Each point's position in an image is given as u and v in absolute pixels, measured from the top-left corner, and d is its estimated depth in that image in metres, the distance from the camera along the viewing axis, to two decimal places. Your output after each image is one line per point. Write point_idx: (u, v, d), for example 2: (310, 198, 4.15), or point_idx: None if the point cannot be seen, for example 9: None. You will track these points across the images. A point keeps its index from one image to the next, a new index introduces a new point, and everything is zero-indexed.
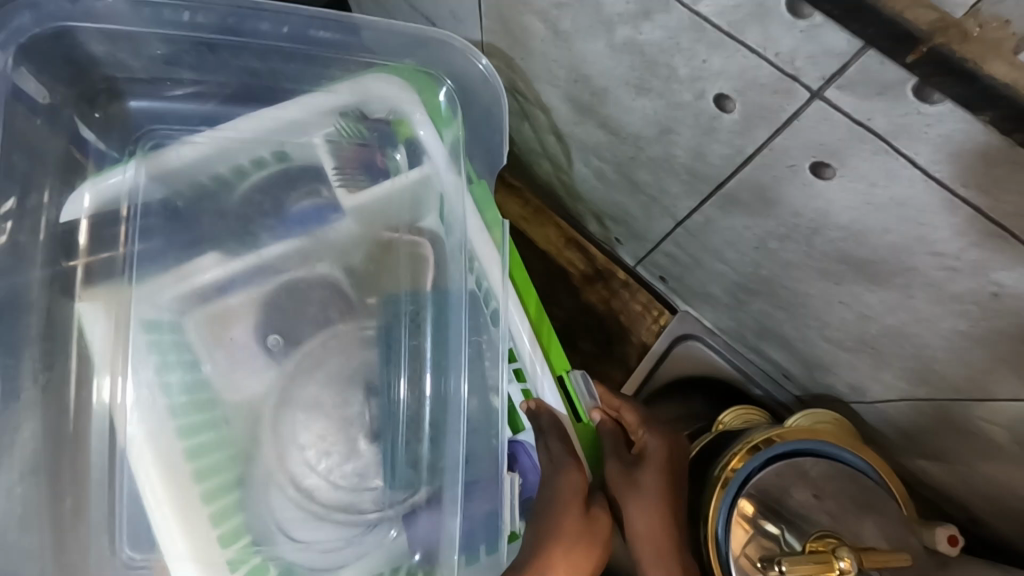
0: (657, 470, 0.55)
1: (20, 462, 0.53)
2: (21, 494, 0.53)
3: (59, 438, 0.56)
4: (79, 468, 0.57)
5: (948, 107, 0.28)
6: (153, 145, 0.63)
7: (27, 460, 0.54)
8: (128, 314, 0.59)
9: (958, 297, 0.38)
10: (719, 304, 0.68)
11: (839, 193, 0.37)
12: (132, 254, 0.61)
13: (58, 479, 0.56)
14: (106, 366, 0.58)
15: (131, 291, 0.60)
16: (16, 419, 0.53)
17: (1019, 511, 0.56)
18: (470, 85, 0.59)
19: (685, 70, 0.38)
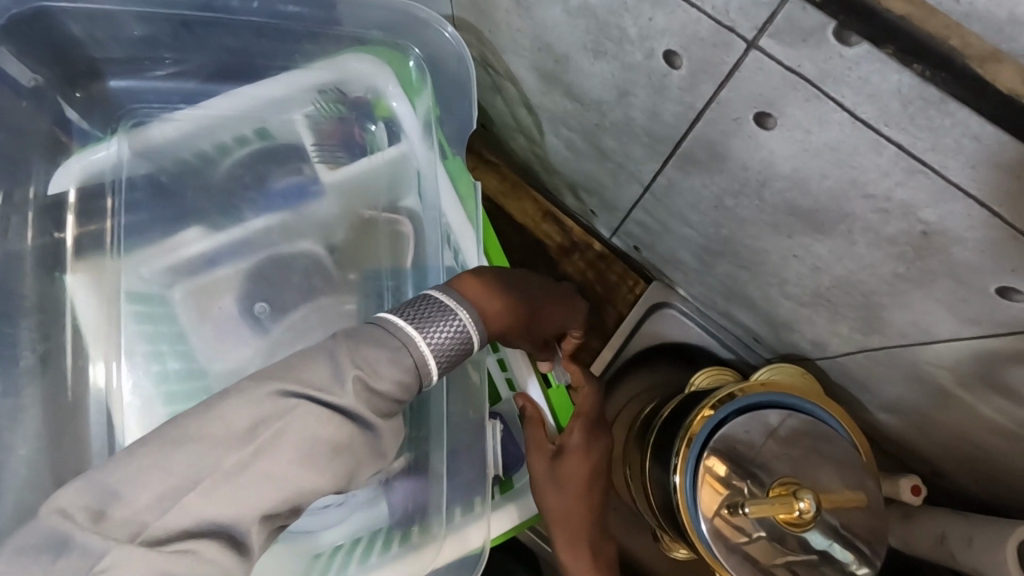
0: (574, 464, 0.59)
1: (35, 426, 0.54)
2: (25, 456, 0.52)
3: (58, 408, 0.57)
4: (78, 431, 0.57)
5: (865, 49, 0.30)
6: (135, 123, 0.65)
7: (35, 427, 0.54)
8: (118, 286, 0.62)
9: (894, 239, 0.40)
10: (689, 270, 0.70)
11: (780, 142, 0.40)
12: (120, 227, 0.64)
13: (59, 441, 0.55)
14: (98, 336, 0.60)
15: (121, 261, 0.63)
16: (19, 384, 0.54)
17: (972, 458, 0.59)
18: (442, 56, 0.61)
19: (634, 29, 0.40)
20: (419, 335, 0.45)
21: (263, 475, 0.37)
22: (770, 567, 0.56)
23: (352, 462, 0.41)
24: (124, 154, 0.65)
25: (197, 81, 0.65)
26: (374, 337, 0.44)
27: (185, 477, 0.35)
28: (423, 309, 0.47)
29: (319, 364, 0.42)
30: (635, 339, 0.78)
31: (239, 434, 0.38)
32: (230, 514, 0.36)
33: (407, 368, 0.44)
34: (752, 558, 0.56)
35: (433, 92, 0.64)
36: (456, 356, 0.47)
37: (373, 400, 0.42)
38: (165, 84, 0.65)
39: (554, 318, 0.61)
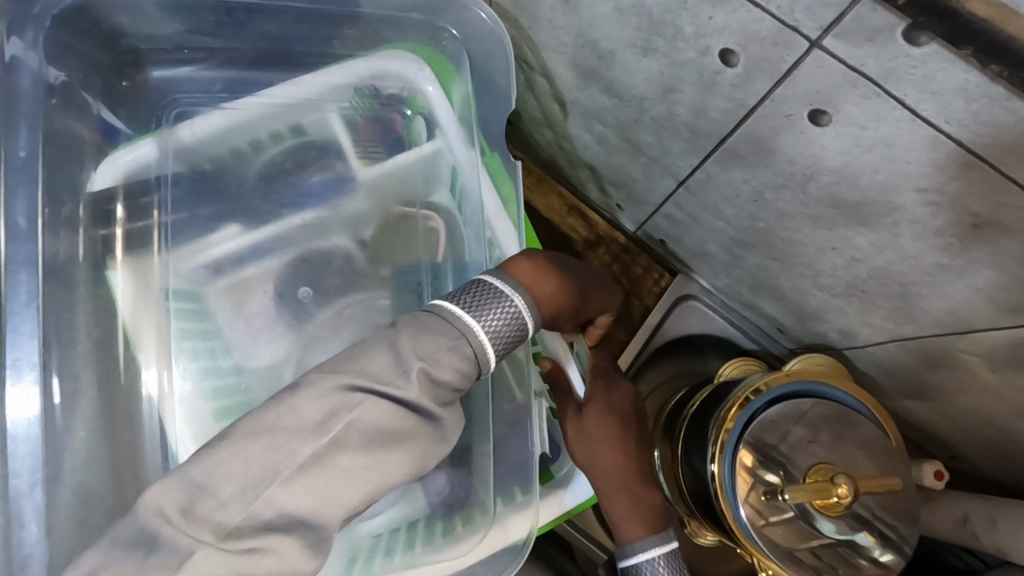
0: (600, 417, 0.61)
1: (86, 408, 0.56)
2: (84, 437, 0.55)
3: (112, 389, 0.59)
4: (131, 416, 0.60)
5: (933, 48, 0.31)
6: (178, 114, 0.66)
7: (90, 408, 0.56)
8: (163, 281, 0.63)
9: (941, 231, 0.42)
10: (717, 263, 0.71)
11: (833, 138, 0.41)
12: (166, 224, 0.65)
13: (114, 427, 0.58)
14: (148, 330, 0.62)
15: (165, 257, 0.64)
16: (75, 368, 0.56)
17: (996, 443, 0.61)
18: (479, 43, 0.61)
19: (690, 28, 0.41)
20: (475, 323, 0.48)
21: (336, 470, 0.41)
22: (792, 551, 0.58)
23: (416, 451, 0.44)
24: (157, 154, 0.64)
25: (237, 67, 0.66)
26: (432, 325, 0.47)
27: (266, 471, 0.40)
28: (477, 294, 0.50)
29: (380, 356, 0.45)
30: (661, 329, 0.79)
31: (312, 426, 0.41)
32: (306, 506, 0.40)
33: (466, 356, 0.46)
34: (776, 541, 0.58)
35: (469, 76, 0.64)
36: (512, 340, 0.49)
37: (434, 390, 0.45)
38: (200, 74, 0.66)
39: (595, 299, 0.62)
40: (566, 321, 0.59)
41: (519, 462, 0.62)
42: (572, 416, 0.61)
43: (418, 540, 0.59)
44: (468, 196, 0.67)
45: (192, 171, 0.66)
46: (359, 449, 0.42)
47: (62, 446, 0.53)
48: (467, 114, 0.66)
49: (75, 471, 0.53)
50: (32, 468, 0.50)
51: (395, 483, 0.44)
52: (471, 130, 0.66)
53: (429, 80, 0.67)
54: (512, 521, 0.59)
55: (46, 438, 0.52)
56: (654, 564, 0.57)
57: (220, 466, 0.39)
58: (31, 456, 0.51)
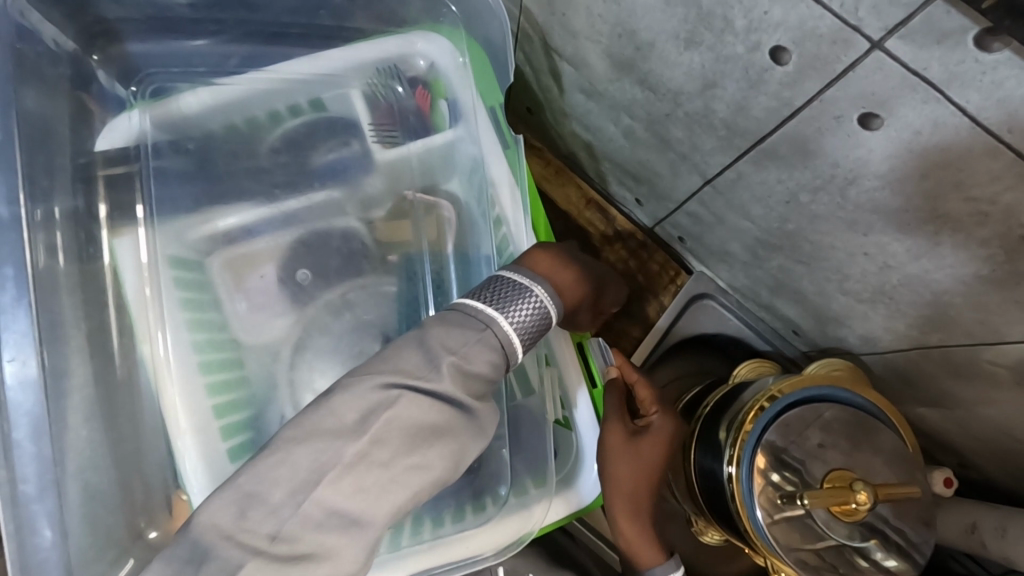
0: (655, 445, 0.60)
1: (82, 405, 0.54)
2: (85, 436, 0.54)
3: (110, 383, 0.59)
4: (133, 412, 0.59)
5: (1005, 55, 0.30)
6: (154, 90, 0.66)
7: (82, 406, 0.54)
8: (157, 250, 0.63)
9: (986, 242, 0.41)
10: (736, 262, 0.71)
11: (883, 142, 0.40)
12: (150, 198, 0.64)
13: (114, 420, 0.58)
14: (145, 318, 0.61)
15: (153, 229, 0.64)
16: (67, 364, 0.54)
17: (1012, 454, 0.61)
18: (478, 12, 0.60)
19: (741, 22, 0.40)
20: (500, 314, 0.49)
21: (378, 462, 0.42)
22: (797, 551, 0.58)
23: (454, 445, 0.46)
24: (152, 124, 0.65)
25: (254, 43, 0.65)
26: (458, 321, 0.48)
27: (312, 472, 0.41)
28: (501, 290, 0.51)
29: (411, 354, 0.46)
30: (674, 330, 0.78)
31: (352, 426, 0.43)
32: (356, 505, 0.41)
33: (494, 347, 0.48)
34: (786, 543, 0.58)
35: (466, 45, 0.64)
36: (538, 331, 0.51)
37: (466, 382, 0.46)
38: (217, 47, 0.65)
39: (612, 290, 0.62)
40: (588, 311, 0.60)
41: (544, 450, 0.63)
42: (621, 419, 0.61)
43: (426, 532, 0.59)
44: (475, 177, 0.66)
45: (174, 143, 0.65)
46: (402, 445, 0.43)
47: (65, 444, 0.51)
48: (467, 91, 0.65)
49: (79, 472, 0.52)
50: (40, 473, 0.48)
51: (436, 479, 0.45)
52: (474, 108, 0.65)
53: (423, 51, 0.66)
54: (529, 512, 0.60)
55: (53, 438, 0.50)
56: None
57: (269, 466, 0.41)
58: (37, 460, 0.48)
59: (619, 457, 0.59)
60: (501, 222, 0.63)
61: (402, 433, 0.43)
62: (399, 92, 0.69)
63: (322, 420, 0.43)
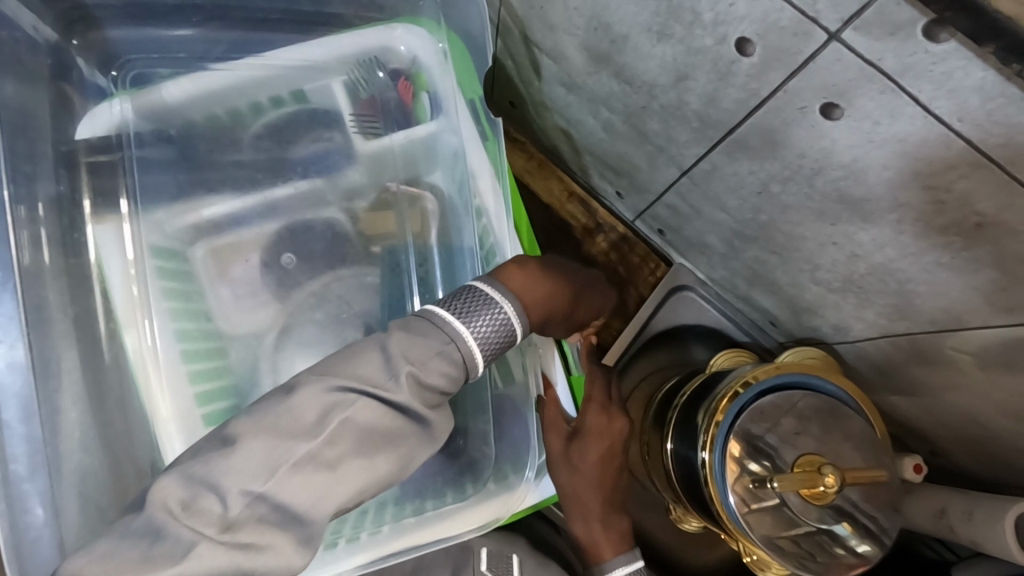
0: (592, 448, 0.60)
1: (72, 389, 0.54)
2: (76, 419, 0.53)
3: (97, 365, 0.59)
4: (121, 395, 0.59)
5: (954, 45, 0.31)
6: (134, 76, 0.66)
7: (75, 389, 0.54)
8: (141, 240, 0.64)
9: (945, 229, 0.42)
10: (715, 254, 0.72)
11: (845, 132, 0.41)
12: (135, 187, 0.65)
13: (103, 405, 0.57)
14: (133, 302, 0.62)
15: (137, 222, 0.64)
16: (55, 350, 0.54)
17: (977, 439, 0.62)
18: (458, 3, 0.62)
19: (709, 14, 0.41)
20: (465, 328, 0.50)
21: (326, 463, 0.43)
22: (771, 537, 0.59)
23: (401, 451, 0.47)
24: (134, 112, 0.65)
25: (239, 30, 0.66)
26: (422, 331, 0.49)
27: (265, 463, 0.42)
28: (468, 301, 0.51)
29: (371, 360, 0.47)
30: (655, 320, 0.79)
31: (309, 426, 0.44)
32: (302, 501, 0.42)
33: (454, 361, 0.49)
34: (758, 529, 0.59)
35: (444, 33, 0.65)
36: (501, 345, 0.51)
37: (421, 393, 0.47)
38: (198, 37, 0.65)
39: (589, 302, 0.63)
40: (561, 327, 0.60)
41: (525, 436, 0.64)
42: (559, 431, 0.60)
43: (409, 509, 0.61)
44: (457, 166, 0.67)
45: (157, 133, 0.66)
46: (352, 446, 0.44)
47: (56, 426, 0.51)
48: (448, 78, 0.66)
49: (72, 453, 0.52)
50: (31, 453, 0.48)
51: (382, 481, 0.46)
52: (455, 97, 0.65)
53: (402, 40, 0.66)
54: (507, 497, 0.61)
55: (45, 418, 0.50)
56: None
57: (239, 449, 0.42)
58: (28, 440, 0.49)
59: (561, 469, 0.60)
60: (482, 209, 0.64)
61: (353, 434, 0.44)
62: (381, 78, 0.69)
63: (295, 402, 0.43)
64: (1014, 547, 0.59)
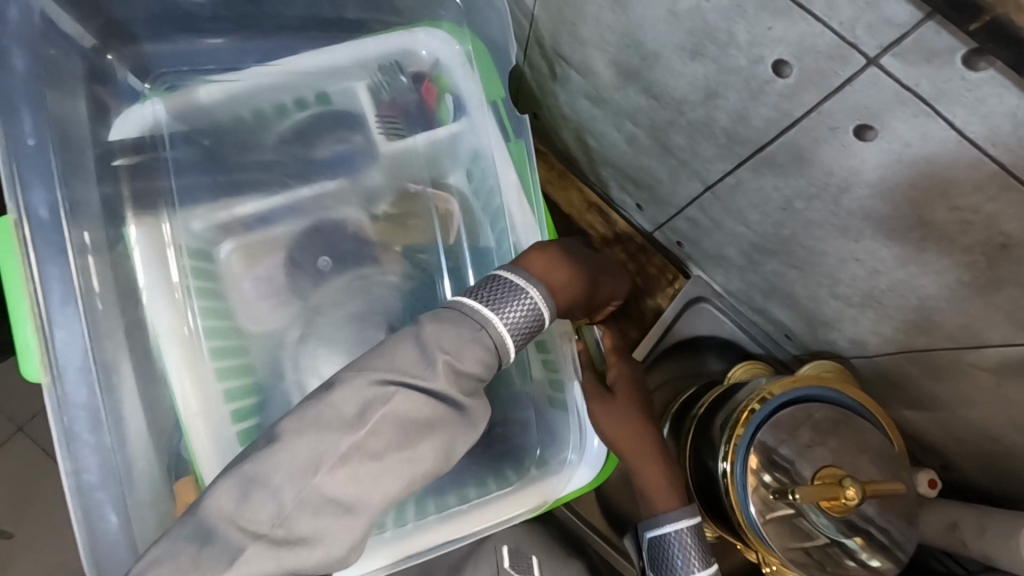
0: (626, 393, 0.63)
1: (134, 398, 0.57)
2: (138, 429, 0.56)
3: (148, 374, 0.60)
4: (155, 399, 0.59)
5: (989, 73, 0.33)
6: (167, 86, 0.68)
7: (139, 399, 0.58)
8: (175, 239, 0.65)
9: (970, 249, 0.44)
10: (732, 267, 0.73)
11: (874, 152, 0.43)
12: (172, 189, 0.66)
13: (155, 414, 0.59)
14: (166, 301, 0.63)
15: (172, 220, 0.66)
16: (112, 359, 0.56)
17: (991, 454, 0.64)
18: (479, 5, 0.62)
19: (745, 36, 0.42)
20: (493, 315, 0.50)
21: (371, 454, 0.44)
22: (789, 547, 0.60)
23: (444, 438, 0.47)
24: (167, 114, 0.66)
25: (270, 39, 0.67)
26: (453, 320, 0.50)
27: (310, 460, 0.42)
28: (496, 290, 0.52)
29: (407, 352, 0.48)
30: (673, 330, 0.80)
31: (351, 419, 0.44)
32: (350, 493, 0.43)
33: (486, 346, 0.49)
34: (778, 539, 0.60)
35: (467, 35, 0.65)
36: (530, 331, 0.52)
37: (459, 379, 0.48)
38: (230, 46, 0.66)
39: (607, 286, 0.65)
40: (580, 310, 0.61)
41: (547, 437, 0.65)
42: (591, 386, 0.62)
43: (432, 506, 0.61)
44: (478, 170, 0.67)
45: (186, 134, 0.67)
46: (395, 438, 0.45)
47: (123, 434, 0.54)
48: (470, 80, 0.65)
49: (138, 463, 0.55)
50: (100, 463, 0.52)
51: (428, 471, 0.46)
52: (477, 103, 0.65)
53: (424, 43, 0.66)
54: (541, 486, 0.60)
55: (111, 422, 0.54)
56: (680, 536, 0.57)
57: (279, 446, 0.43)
58: (97, 450, 0.52)
59: (606, 419, 0.60)
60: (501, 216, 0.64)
61: (393, 426, 0.44)
62: (403, 82, 0.69)
63: (334, 402, 0.44)
64: None
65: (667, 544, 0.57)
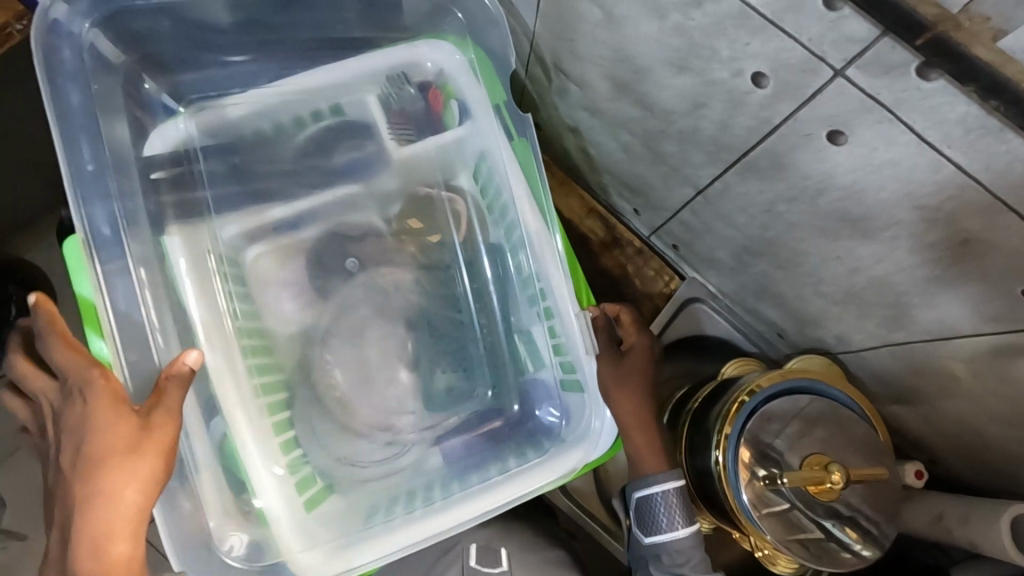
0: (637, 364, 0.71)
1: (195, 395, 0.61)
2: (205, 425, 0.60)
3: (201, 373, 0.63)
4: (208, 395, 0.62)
5: (941, 83, 0.36)
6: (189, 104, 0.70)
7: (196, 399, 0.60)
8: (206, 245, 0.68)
9: (937, 245, 0.47)
10: (724, 269, 0.77)
11: (846, 156, 0.47)
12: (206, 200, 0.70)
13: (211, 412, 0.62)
14: (205, 301, 0.67)
15: (203, 227, 0.69)
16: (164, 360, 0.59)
17: (971, 446, 0.67)
18: (482, 24, 0.67)
19: (726, 52, 0.46)
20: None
21: None
22: (782, 536, 0.64)
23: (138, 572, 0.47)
24: (195, 131, 0.69)
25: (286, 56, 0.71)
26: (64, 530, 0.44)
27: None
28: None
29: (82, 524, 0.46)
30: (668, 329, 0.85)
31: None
32: None
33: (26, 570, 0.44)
34: (770, 528, 0.64)
35: (471, 45, 0.68)
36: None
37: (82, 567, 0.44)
38: None
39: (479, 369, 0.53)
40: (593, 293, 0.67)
41: (559, 418, 0.69)
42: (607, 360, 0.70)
43: (453, 485, 0.66)
44: (484, 173, 0.72)
45: (217, 147, 0.70)
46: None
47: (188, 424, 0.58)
48: (473, 89, 0.69)
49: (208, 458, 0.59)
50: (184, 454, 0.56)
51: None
52: (484, 110, 0.68)
53: (428, 56, 0.69)
54: (575, 453, 0.64)
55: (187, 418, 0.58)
56: (666, 496, 0.65)
57: None
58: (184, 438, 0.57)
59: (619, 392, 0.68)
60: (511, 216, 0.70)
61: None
62: (410, 93, 0.72)
63: None
64: (1009, 548, 0.62)
65: (653, 503, 0.66)
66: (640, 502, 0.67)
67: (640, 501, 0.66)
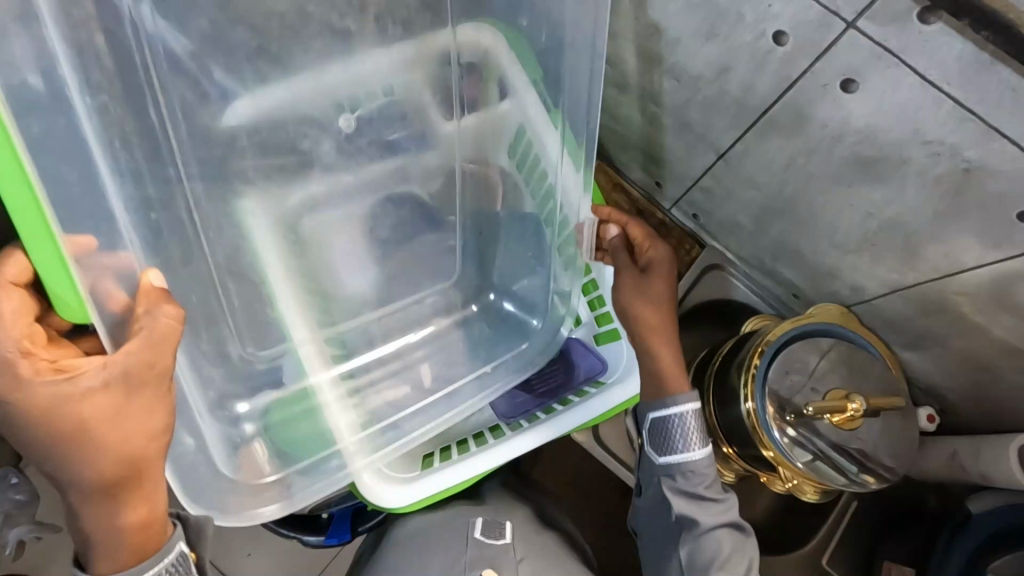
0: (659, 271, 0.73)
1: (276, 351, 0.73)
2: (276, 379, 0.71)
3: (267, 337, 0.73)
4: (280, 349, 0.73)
5: (940, 25, 0.43)
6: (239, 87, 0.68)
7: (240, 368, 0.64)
8: (266, 216, 0.71)
9: (943, 178, 0.54)
10: (743, 233, 0.83)
11: (858, 103, 0.53)
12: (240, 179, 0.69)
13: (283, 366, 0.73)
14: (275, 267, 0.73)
15: (261, 201, 0.70)
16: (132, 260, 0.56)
17: (979, 383, 0.72)
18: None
19: (751, 15, 0.54)
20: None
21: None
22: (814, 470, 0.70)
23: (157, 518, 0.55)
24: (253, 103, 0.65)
25: None
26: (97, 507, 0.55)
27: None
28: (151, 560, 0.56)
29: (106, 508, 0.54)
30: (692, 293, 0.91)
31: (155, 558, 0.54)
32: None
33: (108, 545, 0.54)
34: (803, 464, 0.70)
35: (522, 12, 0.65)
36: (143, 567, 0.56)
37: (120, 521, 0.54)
38: None
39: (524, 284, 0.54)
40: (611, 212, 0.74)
41: (598, 366, 0.77)
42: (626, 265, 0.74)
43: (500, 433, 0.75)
44: (523, 145, 0.74)
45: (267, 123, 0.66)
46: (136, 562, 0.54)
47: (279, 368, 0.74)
48: (515, 66, 0.69)
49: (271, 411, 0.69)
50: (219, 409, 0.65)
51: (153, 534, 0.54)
52: (524, 86, 0.70)
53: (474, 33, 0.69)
54: (612, 393, 0.73)
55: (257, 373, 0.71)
56: (684, 418, 0.69)
57: None
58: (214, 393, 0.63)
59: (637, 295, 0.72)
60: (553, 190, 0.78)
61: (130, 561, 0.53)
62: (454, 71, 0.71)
63: None
64: (1018, 472, 0.68)
65: (670, 423, 0.69)
66: (656, 421, 0.70)
67: (657, 421, 0.70)
